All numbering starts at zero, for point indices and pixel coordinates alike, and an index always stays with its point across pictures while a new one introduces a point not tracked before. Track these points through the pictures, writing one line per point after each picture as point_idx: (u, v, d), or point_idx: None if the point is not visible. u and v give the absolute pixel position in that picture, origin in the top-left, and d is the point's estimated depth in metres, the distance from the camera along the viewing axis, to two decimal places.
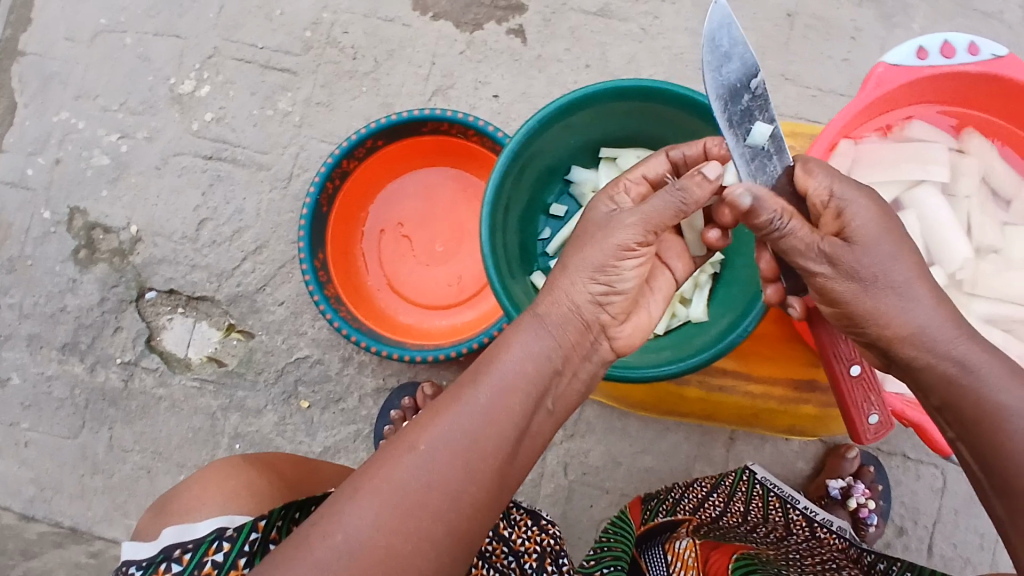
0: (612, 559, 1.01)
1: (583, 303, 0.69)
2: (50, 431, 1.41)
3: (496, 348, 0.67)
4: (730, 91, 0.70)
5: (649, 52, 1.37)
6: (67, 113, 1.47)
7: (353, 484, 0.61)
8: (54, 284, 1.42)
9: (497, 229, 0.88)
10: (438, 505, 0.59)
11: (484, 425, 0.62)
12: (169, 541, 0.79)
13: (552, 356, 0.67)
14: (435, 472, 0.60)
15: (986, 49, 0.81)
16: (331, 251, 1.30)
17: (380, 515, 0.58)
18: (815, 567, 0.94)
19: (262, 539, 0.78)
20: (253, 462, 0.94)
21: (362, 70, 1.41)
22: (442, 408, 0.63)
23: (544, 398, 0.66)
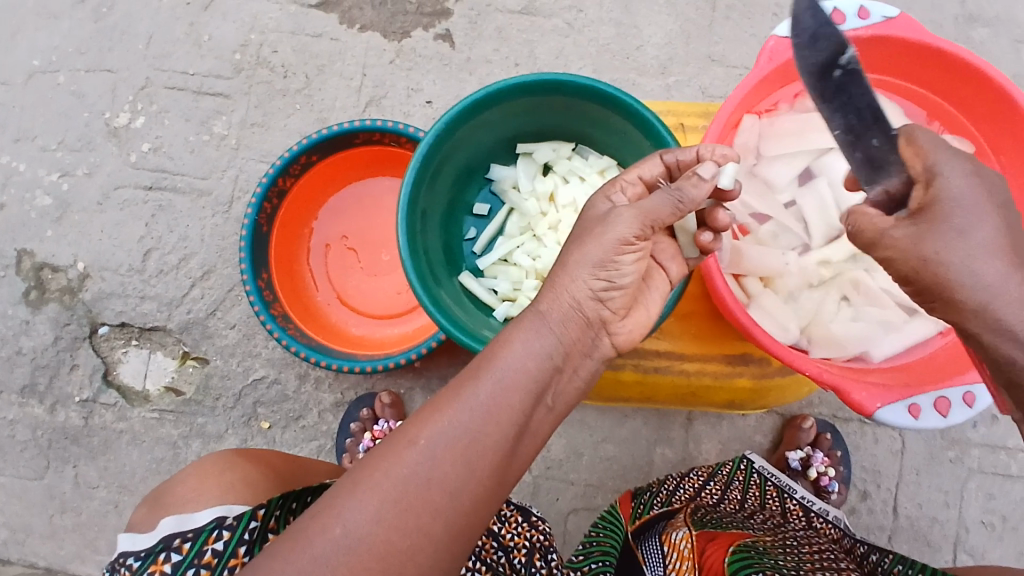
0: (600, 555, 1.04)
1: (583, 296, 0.67)
2: (16, 474, 1.41)
3: (498, 344, 0.64)
4: (819, 71, 0.65)
5: (575, 45, 1.38)
6: (7, 156, 1.47)
7: (353, 478, 0.58)
8: (7, 327, 1.42)
9: (416, 234, 0.88)
10: (438, 501, 0.56)
11: (485, 422, 0.59)
12: (169, 530, 0.77)
13: (553, 352, 0.64)
14: (436, 467, 0.57)
15: (875, 12, 0.83)
16: (275, 269, 1.30)
17: (380, 509, 0.55)
18: (812, 555, 0.94)
19: (262, 527, 0.79)
20: (240, 456, 0.92)
21: (294, 88, 1.41)
22: (442, 403, 0.60)
23: (545, 396, 0.63)
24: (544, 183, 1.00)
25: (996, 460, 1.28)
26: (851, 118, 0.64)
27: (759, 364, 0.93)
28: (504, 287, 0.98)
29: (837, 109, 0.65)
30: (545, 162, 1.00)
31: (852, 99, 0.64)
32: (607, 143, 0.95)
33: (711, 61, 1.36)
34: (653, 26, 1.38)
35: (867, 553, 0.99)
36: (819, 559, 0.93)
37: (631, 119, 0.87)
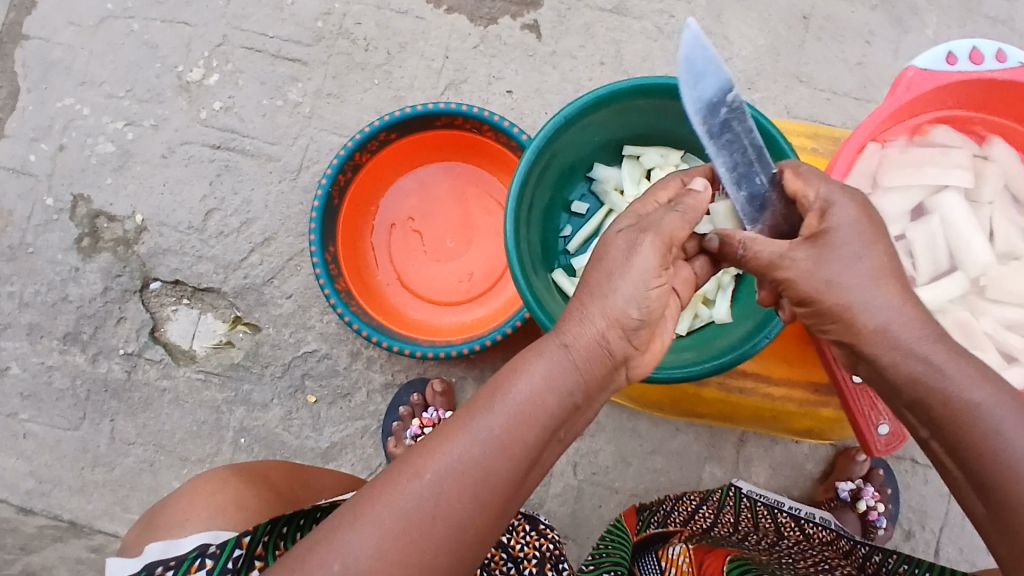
0: (610, 565, 0.99)
1: (607, 328, 0.66)
2: (50, 423, 1.38)
3: (511, 372, 0.64)
4: (708, 108, 0.66)
5: (662, 50, 1.37)
6: (71, 99, 1.44)
7: (354, 507, 0.59)
8: (56, 273, 1.40)
9: (522, 228, 0.87)
10: (442, 536, 0.57)
11: (494, 456, 0.59)
12: (152, 557, 0.79)
13: (572, 386, 0.64)
14: (441, 502, 0.58)
15: (1014, 57, 0.81)
16: (341, 244, 1.28)
17: (381, 543, 0.56)
18: (809, 566, 0.95)
19: (247, 555, 0.78)
20: (240, 474, 0.92)
21: (374, 62, 1.39)
22: (451, 433, 0.60)
23: (560, 428, 0.63)
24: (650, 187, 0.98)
25: None
26: (735, 155, 0.67)
27: None
28: None
29: (724, 147, 0.67)
30: (650, 167, 0.98)
31: (735, 136, 0.67)
32: None
33: (798, 81, 1.35)
34: (743, 40, 1.37)
35: (869, 554, 1.00)
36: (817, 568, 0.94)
37: None
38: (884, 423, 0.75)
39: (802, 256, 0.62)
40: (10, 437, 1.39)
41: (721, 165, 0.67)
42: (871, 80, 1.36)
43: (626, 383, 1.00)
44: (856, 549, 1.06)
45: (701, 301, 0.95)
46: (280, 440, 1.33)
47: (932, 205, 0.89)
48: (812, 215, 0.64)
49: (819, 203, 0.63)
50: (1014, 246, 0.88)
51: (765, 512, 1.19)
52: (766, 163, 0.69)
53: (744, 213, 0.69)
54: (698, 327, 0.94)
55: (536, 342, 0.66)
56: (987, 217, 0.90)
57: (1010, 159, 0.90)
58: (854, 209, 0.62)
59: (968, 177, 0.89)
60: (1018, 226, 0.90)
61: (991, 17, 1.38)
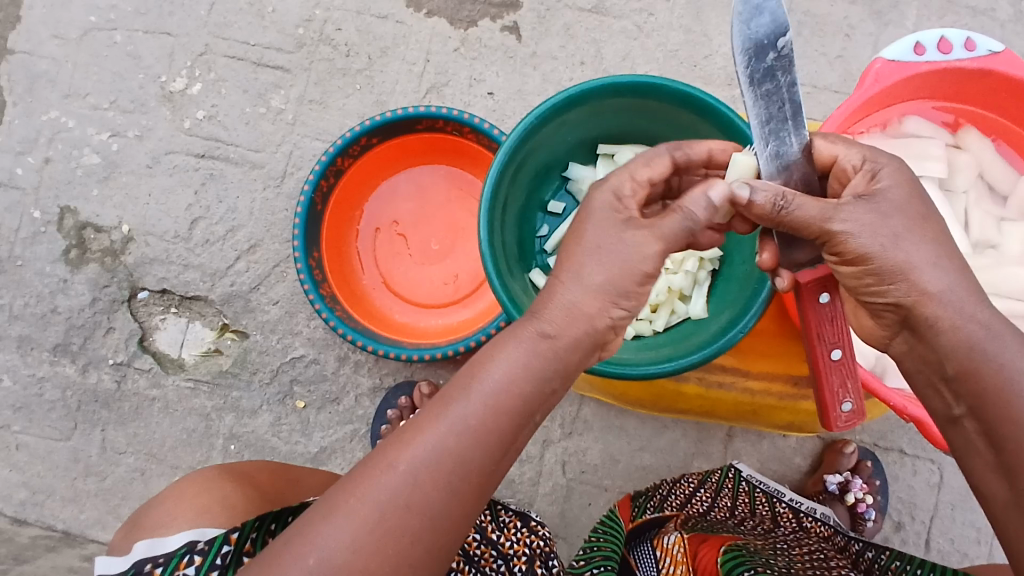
0: (602, 559, 1.00)
1: (594, 318, 0.67)
2: (42, 434, 1.39)
3: (485, 361, 0.66)
4: (755, 47, 0.66)
5: (643, 49, 1.37)
6: (57, 112, 1.45)
7: (330, 503, 0.62)
8: (45, 285, 1.40)
9: (495, 227, 0.87)
10: (417, 526, 0.60)
11: (466, 445, 0.62)
12: (141, 555, 0.79)
13: (550, 372, 0.65)
14: (414, 493, 0.61)
15: (982, 45, 0.81)
16: (325, 248, 1.29)
17: (356, 536, 0.59)
18: (803, 556, 0.96)
19: (235, 551, 0.78)
20: (227, 475, 0.93)
21: (356, 68, 1.40)
22: (422, 426, 0.63)
23: (533, 415, 0.66)
24: None
25: None
26: (771, 108, 0.67)
27: None
28: None
29: (762, 97, 0.67)
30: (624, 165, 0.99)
31: (777, 87, 0.67)
32: None
33: None
34: (723, 36, 1.37)
35: (862, 550, 1.00)
36: (810, 560, 0.94)
37: (722, 129, 0.87)
38: (849, 400, 0.72)
39: (853, 212, 0.63)
40: (3, 448, 1.39)
41: (754, 108, 0.68)
42: (851, 74, 1.36)
43: (605, 382, 1.01)
44: (850, 544, 1.04)
45: (677, 297, 0.96)
46: (269, 446, 1.34)
47: None
48: (861, 176, 0.66)
49: (867, 165, 0.66)
50: (987, 236, 0.90)
51: (763, 497, 1.19)
52: (801, 125, 0.68)
53: (764, 167, 0.70)
54: (675, 323, 0.95)
55: (517, 329, 0.66)
56: (962, 208, 0.91)
57: (982, 148, 0.91)
58: (899, 174, 0.66)
59: (943, 167, 0.89)
60: (992, 214, 0.91)
61: (971, 7, 1.38)
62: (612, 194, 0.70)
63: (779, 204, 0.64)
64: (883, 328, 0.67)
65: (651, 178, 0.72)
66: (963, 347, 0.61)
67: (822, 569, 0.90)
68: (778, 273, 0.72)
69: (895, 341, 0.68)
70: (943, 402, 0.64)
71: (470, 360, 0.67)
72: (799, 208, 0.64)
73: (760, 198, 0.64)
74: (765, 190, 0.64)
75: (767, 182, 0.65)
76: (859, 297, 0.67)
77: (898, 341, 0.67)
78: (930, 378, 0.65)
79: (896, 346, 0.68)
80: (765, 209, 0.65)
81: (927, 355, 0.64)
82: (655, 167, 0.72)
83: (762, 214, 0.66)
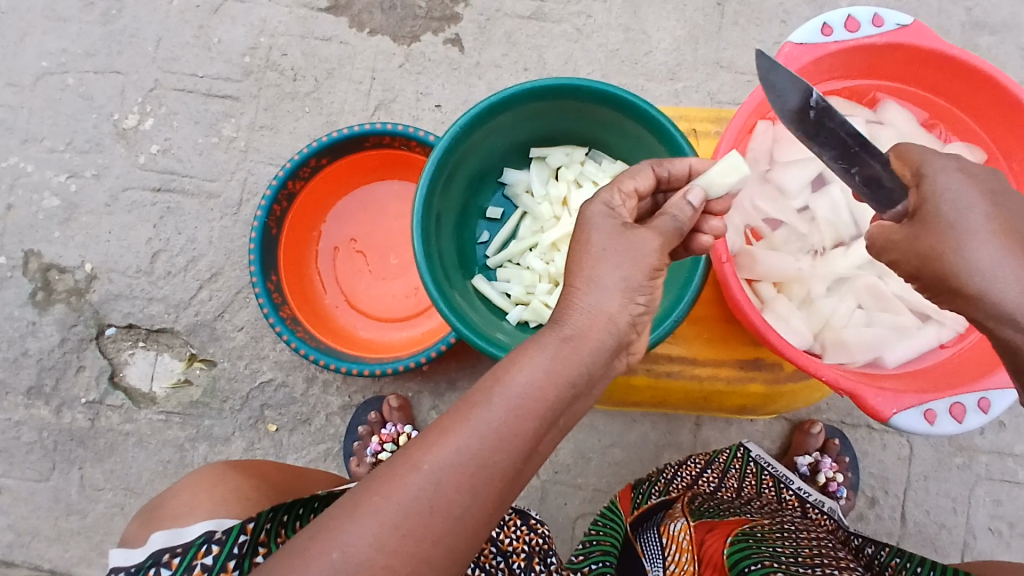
0: (601, 555, 1.03)
1: (619, 315, 0.63)
2: (21, 477, 1.40)
3: (511, 360, 0.61)
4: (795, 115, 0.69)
5: (583, 50, 1.38)
6: (15, 158, 1.47)
7: (353, 500, 0.56)
8: (14, 329, 1.42)
9: (431, 239, 0.89)
10: (442, 527, 0.55)
11: (494, 446, 0.56)
12: (159, 546, 0.77)
13: (577, 376, 0.61)
14: (440, 494, 0.55)
15: (889, 20, 0.84)
16: (284, 272, 1.30)
17: (381, 535, 0.54)
18: (810, 539, 0.96)
19: (251, 541, 0.77)
20: (238, 470, 0.92)
21: (304, 91, 1.42)
22: (449, 424, 0.57)
23: (561, 419, 0.61)
24: (556, 186, 1.01)
25: (1004, 467, 1.29)
26: (833, 149, 0.68)
27: (772, 368, 0.94)
28: (516, 291, 0.99)
29: (819, 145, 0.68)
30: (557, 166, 1.01)
31: (830, 132, 0.67)
32: (621, 147, 0.96)
33: (719, 67, 1.37)
34: (662, 32, 1.38)
35: (861, 547, 1.03)
36: (817, 543, 0.94)
37: (646, 125, 0.88)
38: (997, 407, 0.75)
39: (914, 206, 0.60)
40: None
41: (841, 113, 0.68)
42: None
43: None
44: (851, 539, 1.07)
45: None
46: None
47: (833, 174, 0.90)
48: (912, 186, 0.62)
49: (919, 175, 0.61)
50: None
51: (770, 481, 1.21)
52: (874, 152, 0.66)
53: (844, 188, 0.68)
54: None
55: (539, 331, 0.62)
56: None
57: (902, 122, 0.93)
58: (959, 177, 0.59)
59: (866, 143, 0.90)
60: None
61: None
62: (603, 204, 0.69)
63: None
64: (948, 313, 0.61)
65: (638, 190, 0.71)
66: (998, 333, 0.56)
67: (830, 555, 0.89)
68: None
69: None
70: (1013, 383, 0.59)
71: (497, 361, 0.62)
72: None
73: None
74: None
75: None
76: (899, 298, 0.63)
77: None
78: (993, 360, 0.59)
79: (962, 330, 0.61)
80: None
81: None
82: (641, 180, 0.72)
83: None
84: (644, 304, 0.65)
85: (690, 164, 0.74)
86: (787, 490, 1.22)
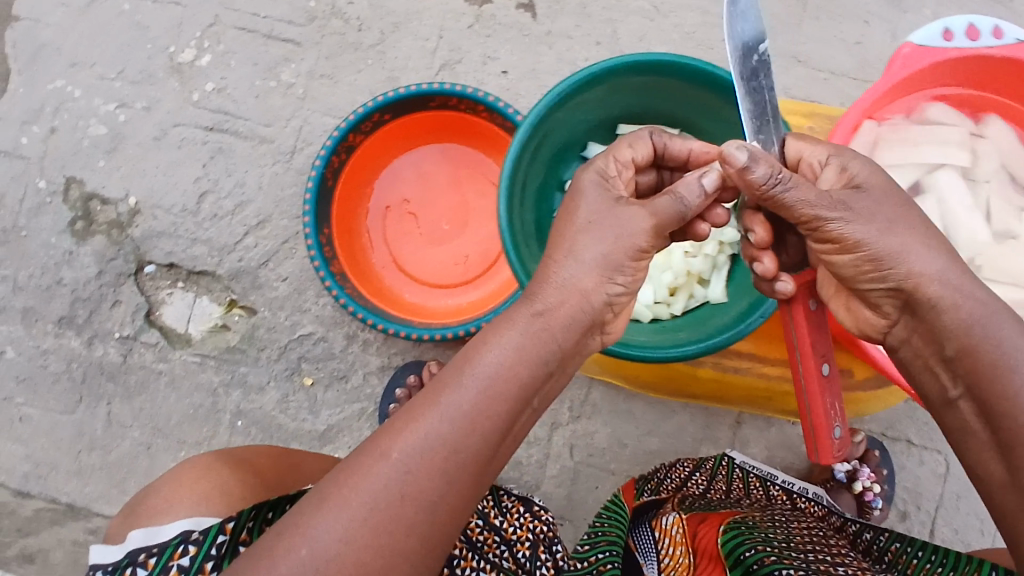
0: (607, 544, 0.96)
1: (588, 297, 0.70)
2: (46, 407, 1.38)
3: (475, 347, 0.66)
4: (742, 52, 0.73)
5: (659, 30, 1.35)
6: (62, 81, 1.43)
7: (320, 495, 0.60)
8: (50, 257, 1.39)
9: (515, 214, 0.86)
10: (412, 515, 0.59)
11: (462, 432, 0.61)
12: (135, 545, 0.76)
13: (541, 358, 0.66)
14: (410, 482, 0.60)
15: (1010, 34, 0.81)
16: (335, 226, 1.28)
17: (355, 521, 0.58)
18: (802, 530, 0.94)
19: (231, 540, 0.76)
20: (225, 462, 0.89)
21: (367, 42, 1.38)
22: (416, 415, 0.62)
23: (529, 400, 0.66)
24: None
25: None
26: (757, 102, 0.75)
27: None
28: None
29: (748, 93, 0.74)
30: None
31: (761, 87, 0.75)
32: (713, 132, 0.94)
33: (796, 61, 1.34)
34: None
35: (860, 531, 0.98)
36: (809, 536, 0.92)
37: None
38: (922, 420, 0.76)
39: (842, 204, 0.68)
40: (6, 421, 1.39)
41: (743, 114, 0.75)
42: (868, 61, 1.34)
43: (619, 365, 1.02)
44: (848, 525, 1.03)
45: (696, 281, 0.95)
46: (276, 423, 1.34)
47: (930, 183, 0.89)
48: (830, 171, 0.72)
49: (833, 161, 0.71)
50: (1008, 226, 0.89)
51: (757, 481, 1.17)
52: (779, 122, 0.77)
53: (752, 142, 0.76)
54: (693, 308, 0.94)
55: (506, 316, 0.68)
56: (984, 198, 0.90)
57: (1006, 139, 0.90)
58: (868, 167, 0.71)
59: (964, 155, 0.89)
60: (1015, 205, 0.90)
61: None
62: (597, 172, 0.75)
63: (776, 180, 0.68)
64: (881, 315, 0.72)
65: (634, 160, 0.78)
66: (961, 328, 0.64)
67: (821, 545, 0.88)
68: (781, 278, 0.75)
69: (896, 327, 0.71)
70: (940, 384, 0.68)
71: (461, 350, 0.68)
72: (791, 191, 0.67)
73: (758, 170, 0.68)
74: (762, 164, 0.68)
75: (765, 156, 0.68)
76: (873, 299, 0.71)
77: (899, 327, 0.71)
78: (926, 360, 0.69)
79: (895, 333, 0.72)
80: (758, 178, 0.68)
81: (925, 338, 0.68)
82: (639, 150, 0.79)
83: (753, 183, 0.68)
84: (623, 285, 0.71)
85: (689, 147, 0.80)
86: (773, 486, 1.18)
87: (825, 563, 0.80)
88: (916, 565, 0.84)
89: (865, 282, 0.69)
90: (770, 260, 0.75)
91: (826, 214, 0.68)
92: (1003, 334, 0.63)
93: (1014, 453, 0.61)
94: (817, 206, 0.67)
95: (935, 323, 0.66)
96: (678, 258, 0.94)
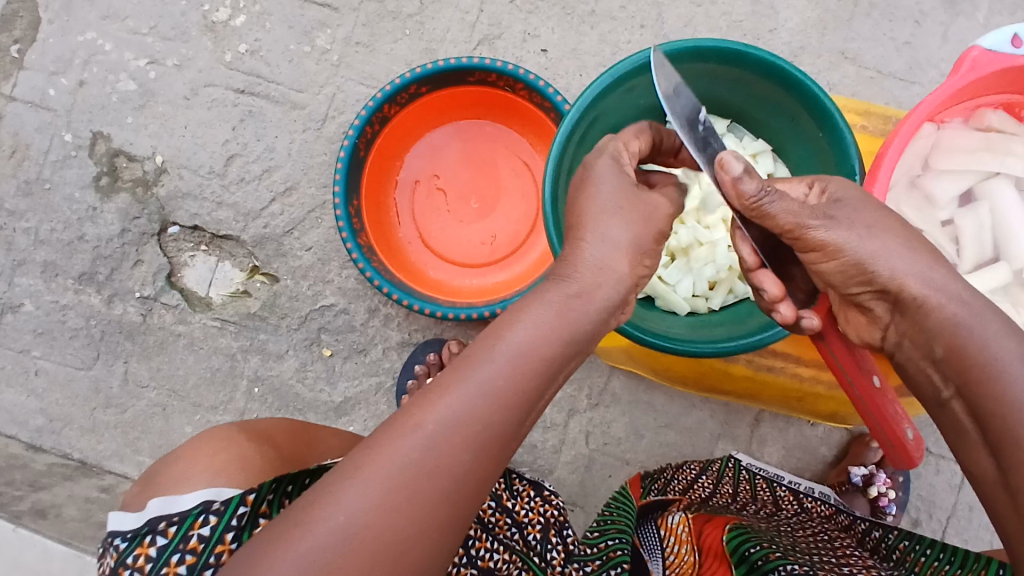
0: (617, 533, 0.89)
1: (624, 275, 0.64)
2: (62, 361, 1.37)
3: (511, 315, 0.61)
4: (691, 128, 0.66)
5: (705, 16, 1.32)
6: (93, 34, 1.40)
7: (353, 461, 0.55)
8: (73, 212, 1.38)
9: (561, 199, 0.84)
10: (444, 488, 0.54)
11: (497, 405, 0.56)
12: (154, 513, 0.71)
13: (579, 329, 0.61)
14: (444, 454, 0.54)
15: None
16: (365, 197, 1.26)
17: (382, 498, 0.53)
18: (807, 534, 0.90)
19: (251, 513, 0.71)
20: (245, 433, 0.84)
21: (406, 12, 1.35)
22: (451, 382, 0.57)
23: (561, 374, 0.61)
24: None
25: None
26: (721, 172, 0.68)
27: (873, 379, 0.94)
28: None
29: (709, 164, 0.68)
30: None
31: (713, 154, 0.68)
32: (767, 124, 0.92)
33: (844, 57, 1.31)
34: (790, 10, 1.32)
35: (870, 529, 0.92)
36: (814, 538, 0.89)
37: (807, 106, 0.84)
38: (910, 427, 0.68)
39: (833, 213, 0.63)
40: (21, 373, 1.38)
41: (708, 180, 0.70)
42: (918, 62, 1.31)
43: (652, 356, 1.03)
44: (857, 525, 0.98)
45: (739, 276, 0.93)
46: (294, 391, 1.33)
47: (982, 191, 0.87)
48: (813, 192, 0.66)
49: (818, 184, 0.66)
50: None
51: (764, 483, 1.13)
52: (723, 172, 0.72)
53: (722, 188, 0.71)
54: (733, 303, 0.93)
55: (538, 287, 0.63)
56: None
57: None
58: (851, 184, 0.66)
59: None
60: None
61: None
62: (610, 157, 0.70)
63: (761, 193, 0.64)
64: (875, 320, 0.67)
65: (639, 148, 0.73)
66: (948, 326, 0.60)
67: (827, 546, 0.84)
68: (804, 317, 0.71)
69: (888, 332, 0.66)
70: (933, 385, 0.63)
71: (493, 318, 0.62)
72: (774, 202, 0.64)
73: (745, 181, 0.63)
74: (751, 177, 0.63)
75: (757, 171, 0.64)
76: (864, 302, 0.66)
77: (891, 332, 0.65)
78: (918, 362, 0.64)
79: (890, 340, 0.66)
80: (748, 189, 0.63)
81: (917, 339, 0.62)
82: (643, 138, 0.73)
83: (741, 196, 0.64)
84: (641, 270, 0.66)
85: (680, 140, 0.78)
86: (780, 488, 1.14)
87: (831, 560, 0.77)
88: (922, 564, 0.77)
89: (855, 287, 0.65)
90: (789, 309, 0.70)
91: (812, 223, 0.63)
92: (991, 335, 0.58)
93: (1002, 454, 0.56)
94: (800, 215, 0.63)
95: (922, 321, 0.61)
96: (723, 251, 0.92)
